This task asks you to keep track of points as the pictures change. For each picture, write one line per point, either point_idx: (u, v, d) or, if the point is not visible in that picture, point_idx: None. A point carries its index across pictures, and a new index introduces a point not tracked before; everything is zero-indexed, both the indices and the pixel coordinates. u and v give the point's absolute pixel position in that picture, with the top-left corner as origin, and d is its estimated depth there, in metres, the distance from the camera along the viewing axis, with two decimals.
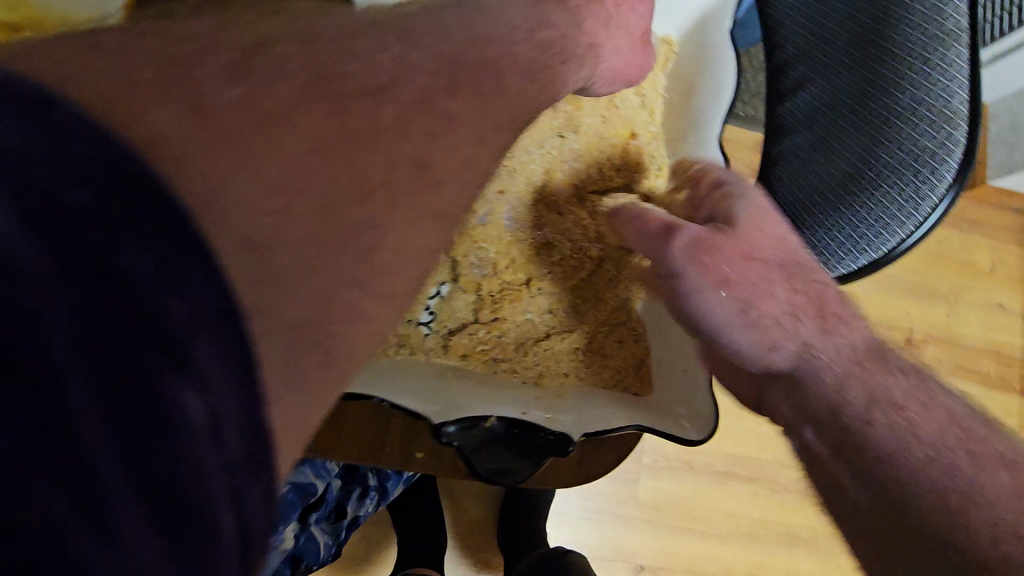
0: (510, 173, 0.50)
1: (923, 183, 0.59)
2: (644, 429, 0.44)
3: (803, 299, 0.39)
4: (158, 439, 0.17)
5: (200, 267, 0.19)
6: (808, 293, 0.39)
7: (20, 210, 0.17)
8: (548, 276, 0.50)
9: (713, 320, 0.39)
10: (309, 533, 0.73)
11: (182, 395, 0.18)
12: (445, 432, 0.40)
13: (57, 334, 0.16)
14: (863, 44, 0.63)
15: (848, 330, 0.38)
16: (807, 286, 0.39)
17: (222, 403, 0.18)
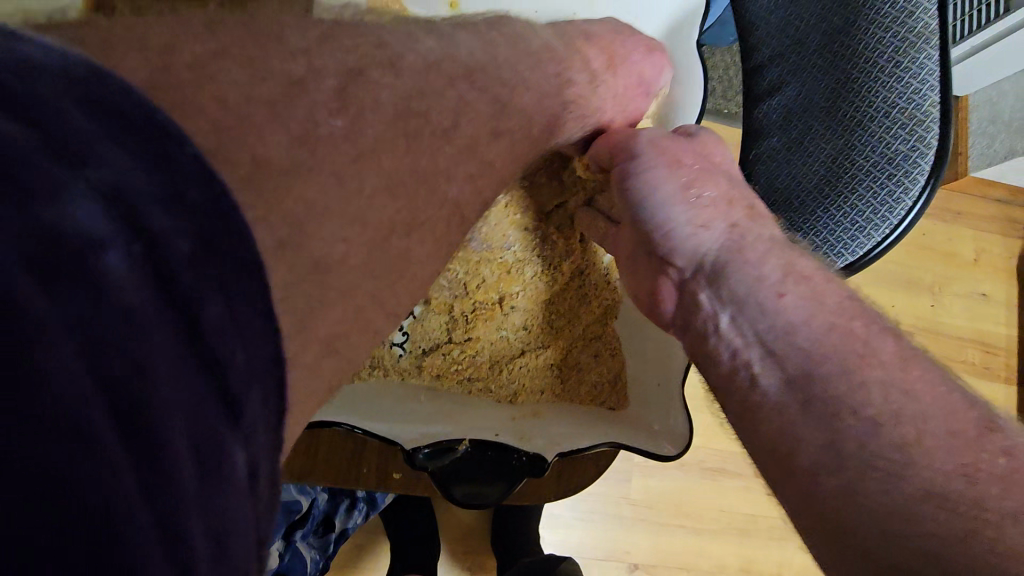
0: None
1: (897, 185, 0.59)
2: (617, 446, 0.44)
3: (736, 194, 0.43)
4: (210, 494, 0.17)
5: (264, 322, 0.19)
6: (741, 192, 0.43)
7: (134, 246, 0.17)
8: (521, 294, 0.50)
9: (657, 197, 0.42)
10: (295, 550, 0.73)
11: (237, 449, 0.18)
12: (418, 459, 0.40)
13: (159, 378, 0.16)
14: (834, 46, 0.62)
15: (771, 228, 0.41)
16: (742, 187, 0.43)
17: (260, 456, 0.19)
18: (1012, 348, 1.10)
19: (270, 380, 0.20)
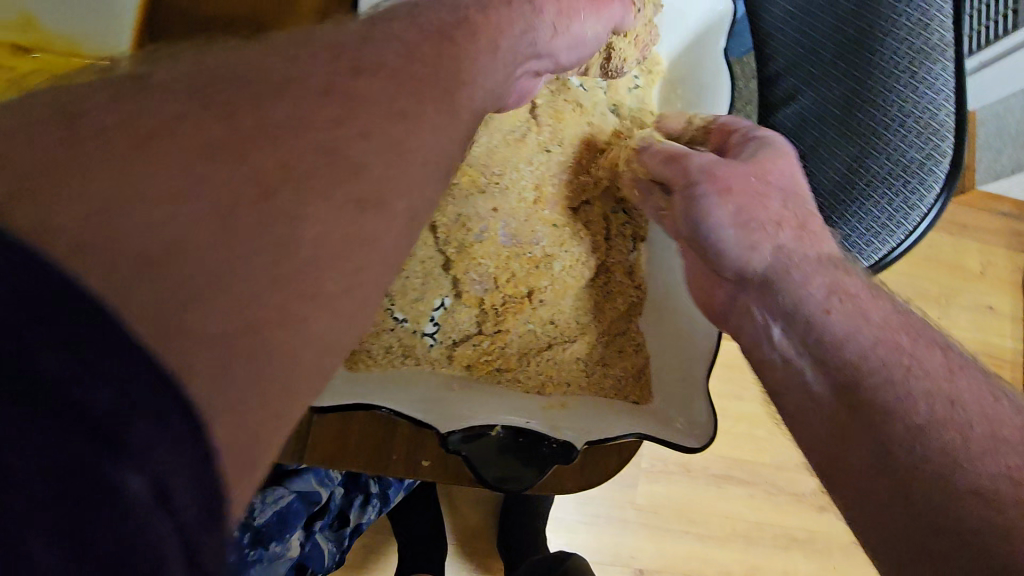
0: (504, 191, 0.51)
1: (912, 193, 0.61)
2: (643, 437, 0.46)
3: (789, 214, 0.42)
4: (97, 526, 0.14)
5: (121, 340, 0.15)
6: (798, 212, 0.42)
7: None
8: (549, 288, 0.51)
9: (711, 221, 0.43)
10: (314, 541, 0.74)
11: (124, 475, 0.15)
12: (452, 441, 0.41)
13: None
14: (850, 56, 0.64)
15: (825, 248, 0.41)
16: (797, 206, 0.42)
17: (173, 470, 0.15)
18: (1017, 363, 1.11)
19: (152, 387, 0.15)
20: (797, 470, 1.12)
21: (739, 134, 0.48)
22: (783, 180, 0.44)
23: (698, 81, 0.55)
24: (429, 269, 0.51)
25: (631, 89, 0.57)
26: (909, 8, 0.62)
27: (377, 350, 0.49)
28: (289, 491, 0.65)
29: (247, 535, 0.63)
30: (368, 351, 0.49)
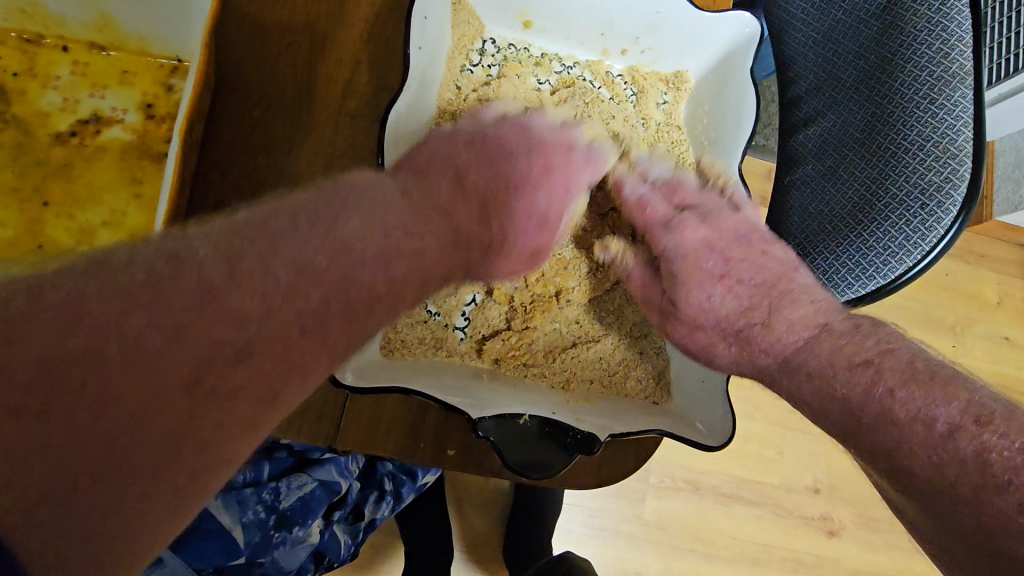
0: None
1: (929, 215, 0.61)
2: (663, 434, 0.48)
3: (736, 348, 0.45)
4: None
5: None
6: (726, 322, 0.45)
7: None
8: (576, 289, 0.55)
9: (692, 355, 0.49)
10: (333, 532, 0.73)
11: None
12: (482, 425, 0.43)
13: None
14: (872, 82, 0.66)
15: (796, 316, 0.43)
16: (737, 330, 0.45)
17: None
18: None
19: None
20: (807, 493, 1.12)
21: (659, 224, 0.51)
22: (697, 303, 0.47)
23: (724, 98, 0.58)
24: None
25: (660, 103, 0.61)
26: (931, 34, 0.62)
27: (412, 339, 0.51)
28: (313, 479, 0.67)
29: (273, 517, 0.64)
30: (404, 338, 0.51)
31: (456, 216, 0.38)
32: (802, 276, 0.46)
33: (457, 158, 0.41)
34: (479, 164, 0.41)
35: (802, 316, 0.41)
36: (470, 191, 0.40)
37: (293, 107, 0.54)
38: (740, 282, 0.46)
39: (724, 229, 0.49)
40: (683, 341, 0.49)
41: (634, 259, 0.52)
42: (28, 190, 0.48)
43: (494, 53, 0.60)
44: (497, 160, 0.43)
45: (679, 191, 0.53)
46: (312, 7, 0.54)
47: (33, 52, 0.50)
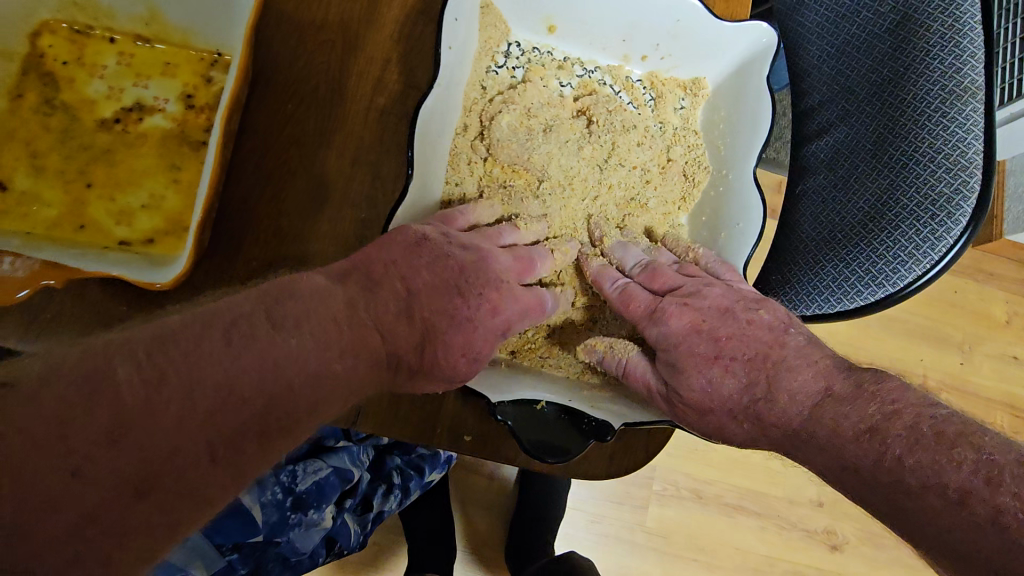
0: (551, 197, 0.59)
1: (939, 225, 0.63)
2: (676, 425, 0.49)
3: (751, 421, 0.44)
4: None
5: None
6: (729, 402, 0.45)
7: None
8: (588, 291, 0.58)
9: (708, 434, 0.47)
10: (344, 518, 0.74)
11: None
12: (501, 409, 0.45)
13: None
14: (884, 94, 0.68)
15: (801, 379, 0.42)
16: (749, 406, 0.44)
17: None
18: None
19: None
20: (810, 507, 1.12)
21: (644, 313, 0.52)
22: (699, 389, 0.46)
23: (742, 104, 0.59)
24: None
25: (677, 108, 0.64)
26: (944, 51, 0.64)
27: None
28: (327, 465, 0.69)
29: (290, 499, 0.66)
30: None
31: (412, 284, 0.42)
32: (793, 338, 0.46)
33: (412, 274, 0.42)
34: (429, 264, 0.43)
35: (802, 384, 0.42)
36: (417, 319, 0.41)
37: (325, 102, 0.56)
38: (734, 359, 0.46)
39: (707, 307, 0.49)
40: (698, 428, 0.47)
41: (627, 347, 0.51)
42: (73, 173, 0.51)
43: (519, 55, 0.62)
44: (448, 285, 0.44)
45: (660, 274, 0.54)
46: (346, 7, 0.57)
47: (81, 42, 0.53)
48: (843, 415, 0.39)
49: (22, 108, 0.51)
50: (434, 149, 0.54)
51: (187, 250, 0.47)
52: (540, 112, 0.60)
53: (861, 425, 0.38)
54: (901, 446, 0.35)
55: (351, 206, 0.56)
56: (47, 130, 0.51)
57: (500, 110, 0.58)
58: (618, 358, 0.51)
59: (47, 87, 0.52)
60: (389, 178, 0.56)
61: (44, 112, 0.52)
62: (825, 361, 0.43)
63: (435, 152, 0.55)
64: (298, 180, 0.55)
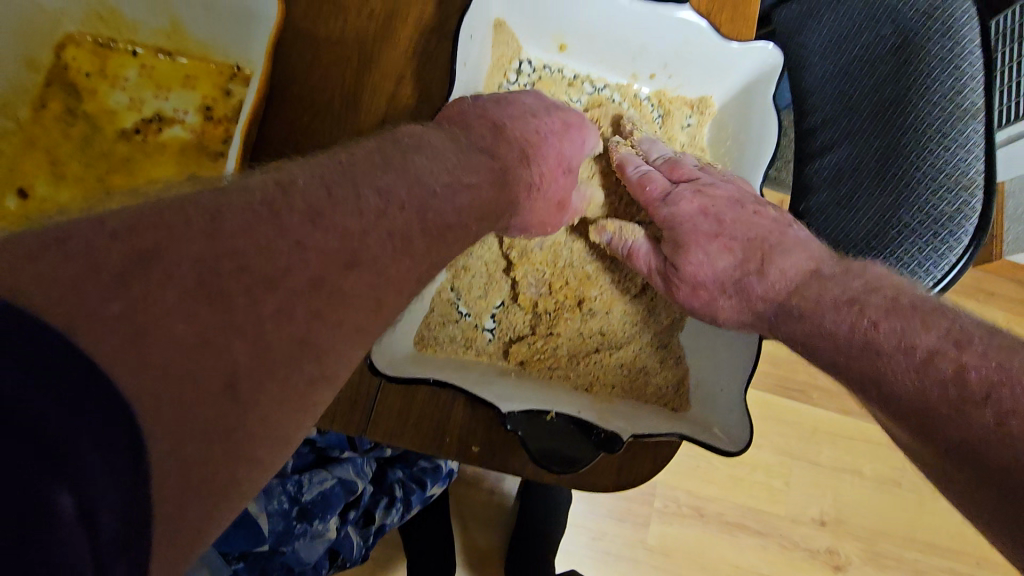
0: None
1: (941, 244, 0.63)
2: (686, 438, 0.49)
3: (738, 293, 0.51)
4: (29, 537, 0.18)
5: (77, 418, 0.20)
6: (723, 276, 0.51)
7: None
8: (598, 297, 0.57)
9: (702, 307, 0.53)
10: (347, 530, 0.73)
11: (58, 491, 0.19)
12: (511, 418, 0.46)
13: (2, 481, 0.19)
14: (886, 114, 0.69)
15: (792, 260, 0.49)
16: (738, 275, 0.51)
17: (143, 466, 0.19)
18: None
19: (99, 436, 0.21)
20: (813, 526, 1.11)
21: (659, 197, 0.55)
22: (697, 263, 0.52)
23: (747, 122, 0.61)
24: (493, 270, 0.57)
25: (684, 126, 0.65)
26: (945, 73, 0.65)
27: (443, 337, 0.54)
28: (332, 475, 0.69)
29: (295, 508, 0.66)
30: (436, 336, 0.53)
31: (491, 118, 0.48)
32: (795, 231, 0.51)
33: (490, 111, 0.48)
34: (498, 103, 0.49)
35: (793, 266, 0.48)
36: (505, 136, 0.47)
37: (340, 115, 0.58)
38: (733, 240, 0.52)
39: (720, 195, 0.53)
40: (688, 301, 0.53)
41: (630, 230, 0.55)
42: (92, 180, 0.52)
43: (530, 73, 0.64)
44: (523, 113, 0.50)
45: (678, 167, 0.56)
46: (362, 24, 0.58)
47: (104, 55, 0.55)
48: (828, 292, 0.45)
49: (44, 117, 0.53)
50: None
51: None
52: None
53: (843, 297, 0.44)
54: (878, 313, 0.41)
55: None
56: (68, 138, 0.53)
57: None
58: (626, 244, 0.55)
59: (69, 97, 0.54)
60: None
61: (65, 121, 0.53)
62: (819, 250, 0.49)
63: None
64: None
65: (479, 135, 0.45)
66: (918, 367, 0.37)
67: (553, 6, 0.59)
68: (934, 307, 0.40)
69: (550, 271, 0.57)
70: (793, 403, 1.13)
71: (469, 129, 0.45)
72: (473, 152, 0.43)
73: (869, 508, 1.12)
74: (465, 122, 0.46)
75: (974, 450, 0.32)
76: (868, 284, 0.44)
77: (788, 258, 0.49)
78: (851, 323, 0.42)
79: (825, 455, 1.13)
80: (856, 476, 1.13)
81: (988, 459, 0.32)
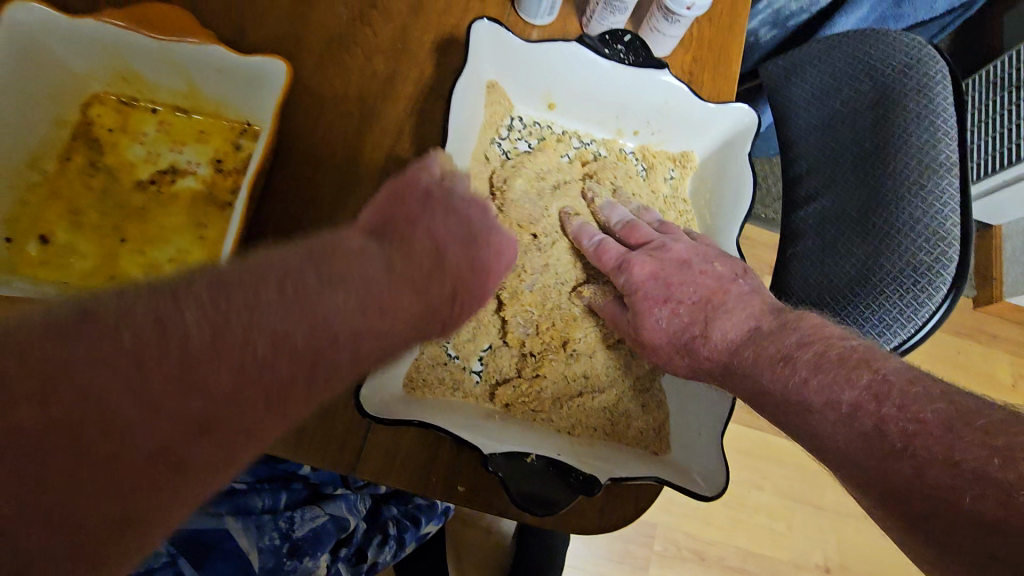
0: (554, 250, 0.62)
1: (921, 292, 0.64)
2: (663, 482, 0.51)
3: (686, 353, 0.53)
4: None
5: None
6: (675, 337, 0.54)
7: None
8: (583, 339, 0.60)
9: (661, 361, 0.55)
10: (338, 568, 0.74)
11: None
12: (493, 461, 0.47)
13: None
14: (866, 165, 0.72)
15: (730, 323, 0.51)
16: (683, 331, 0.53)
17: None
18: None
19: None
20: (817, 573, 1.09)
21: (614, 264, 0.59)
22: (650, 325, 0.55)
23: (725, 177, 0.64)
24: (484, 314, 0.60)
25: (667, 178, 0.68)
26: (920, 128, 0.68)
27: (432, 380, 0.56)
28: (325, 512, 0.72)
29: (286, 544, 0.67)
30: (425, 378, 0.56)
31: (434, 233, 0.42)
32: (737, 286, 0.54)
33: (435, 225, 0.42)
34: (446, 216, 0.44)
35: (735, 326, 0.51)
36: (440, 268, 0.41)
37: (341, 165, 0.61)
38: (681, 302, 0.55)
39: (668, 258, 0.57)
40: (653, 359, 0.56)
41: (607, 296, 0.60)
42: (107, 227, 0.56)
43: (521, 129, 0.67)
44: (469, 239, 0.45)
45: (636, 230, 0.61)
46: (365, 85, 0.63)
47: (126, 112, 0.59)
48: (764, 348, 0.47)
49: (68, 170, 0.57)
50: None
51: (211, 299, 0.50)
52: (548, 176, 0.65)
53: (778, 354, 0.46)
54: (807, 369, 0.43)
55: None
56: (88, 189, 0.57)
57: (509, 176, 0.63)
58: (599, 305, 0.60)
59: (91, 151, 0.58)
60: None
61: (87, 172, 0.57)
62: (759, 307, 0.52)
63: None
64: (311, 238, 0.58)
65: (417, 262, 0.39)
66: (847, 421, 0.39)
67: (542, 69, 0.63)
68: (860, 358, 0.42)
69: (540, 316, 0.60)
70: (794, 446, 1.13)
71: (409, 251, 0.39)
72: (398, 286, 0.37)
73: (874, 556, 1.10)
74: (406, 237, 0.40)
75: (931, 500, 0.33)
76: (802, 338, 0.45)
77: (729, 322, 0.51)
78: (786, 379, 0.44)
79: (828, 499, 1.12)
80: (860, 521, 1.12)
81: (922, 511, 0.34)
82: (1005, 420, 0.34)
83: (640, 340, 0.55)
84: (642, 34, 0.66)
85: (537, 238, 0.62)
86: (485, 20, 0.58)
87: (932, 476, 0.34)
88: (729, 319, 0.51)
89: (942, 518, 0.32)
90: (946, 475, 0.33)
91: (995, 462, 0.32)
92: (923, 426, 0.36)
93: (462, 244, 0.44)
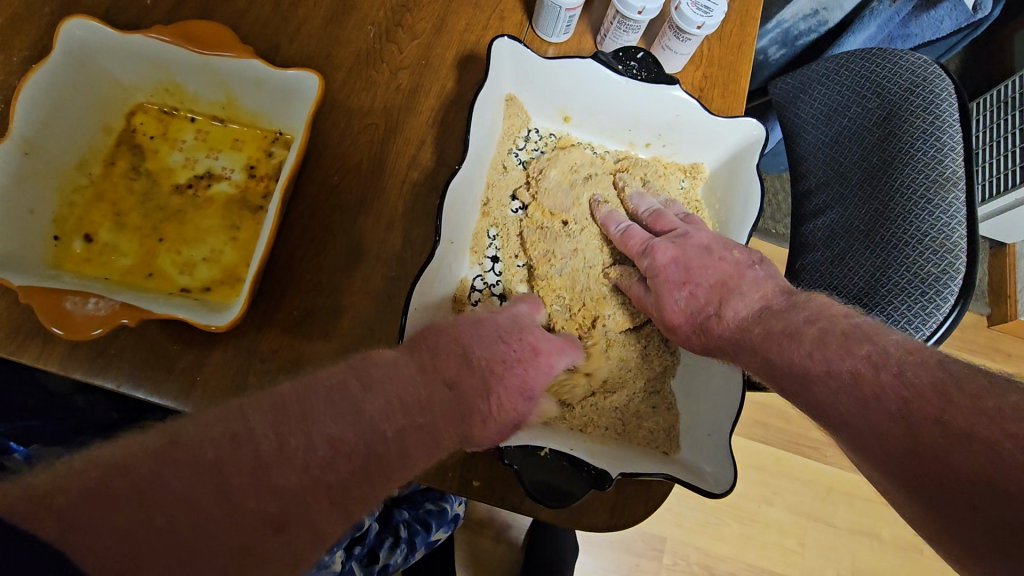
0: (583, 236, 0.65)
1: (929, 302, 0.65)
2: (672, 479, 0.52)
3: (701, 334, 0.56)
4: None
5: None
6: (691, 316, 0.56)
7: None
8: (611, 318, 0.63)
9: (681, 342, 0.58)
10: (350, 565, 0.75)
11: None
12: (507, 453, 0.49)
13: None
14: (874, 179, 0.74)
15: (745, 301, 0.53)
16: (699, 310, 0.56)
17: None
18: None
19: None
20: None
21: (638, 249, 0.61)
22: (670, 305, 0.57)
23: (735, 184, 0.67)
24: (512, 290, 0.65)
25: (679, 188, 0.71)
26: (927, 144, 0.70)
27: None
28: None
29: None
30: None
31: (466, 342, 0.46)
32: (754, 272, 0.56)
33: (465, 334, 0.47)
34: (475, 326, 0.49)
35: (747, 307, 0.53)
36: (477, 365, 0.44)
37: (366, 172, 0.64)
38: (699, 285, 0.56)
39: (690, 245, 0.59)
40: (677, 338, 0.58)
41: (632, 277, 0.63)
42: (147, 227, 0.59)
43: (538, 140, 0.71)
44: (492, 337, 0.49)
45: (662, 218, 0.63)
46: (390, 97, 0.66)
47: (167, 121, 0.63)
48: (771, 326, 0.49)
49: (112, 173, 0.60)
50: (461, 202, 0.61)
51: (242, 294, 0.53)
52: (581, 168, 0.68)
53: (785, 327, 0.47)
54: (811, 344, 0.44)
55: (382, 264, 0.61)
56: (130, 192, 0.60)
57: (537, 179, 0.67)
58: (626, 284, 0.63)
59: (134, 157, 0.62)
60: (420, 243, 0.62)
61: (130, 175, 0.61)
62: (772, 289, 0.53)
63: (459, 209, 0.60)
64: (337, 241, 0.61)
65: (444, 355, 0.43)
66: (847, 389, 0.41)
67: (559, 84, 0.66)
68: (862, 333, 0.43)
69: (566, 301, 0.63)
70: (805, 461, 1.13)
71: (443, 352, 0.43)
72: (435, 374, 0.40)
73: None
74: (441, 348, 0.44)
75: (927, 464, 0.35)
76: (808, 316, 0.47)
77: (743, 302, 0.53)
78: (789, 372, 0.46)
79: (840, 516, 1.12)
80: (874, 540, 1.11)
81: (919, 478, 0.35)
82: (996, 387, 0.36)
83: (662, 317, 0.58)
84: (654, 52, 0.70)
85: (568, 223, 0.66)
86: (505, 38, 0.61)
87: (925, 441, 0.35)
88: (744, 299, 0.53)
89: (935, 484, 0.34)
90: (942, 439, 0.35)
91: (987, 428, 0.33)
92: (919, 390, 0.37)
93: (498, 347, 0.48)
